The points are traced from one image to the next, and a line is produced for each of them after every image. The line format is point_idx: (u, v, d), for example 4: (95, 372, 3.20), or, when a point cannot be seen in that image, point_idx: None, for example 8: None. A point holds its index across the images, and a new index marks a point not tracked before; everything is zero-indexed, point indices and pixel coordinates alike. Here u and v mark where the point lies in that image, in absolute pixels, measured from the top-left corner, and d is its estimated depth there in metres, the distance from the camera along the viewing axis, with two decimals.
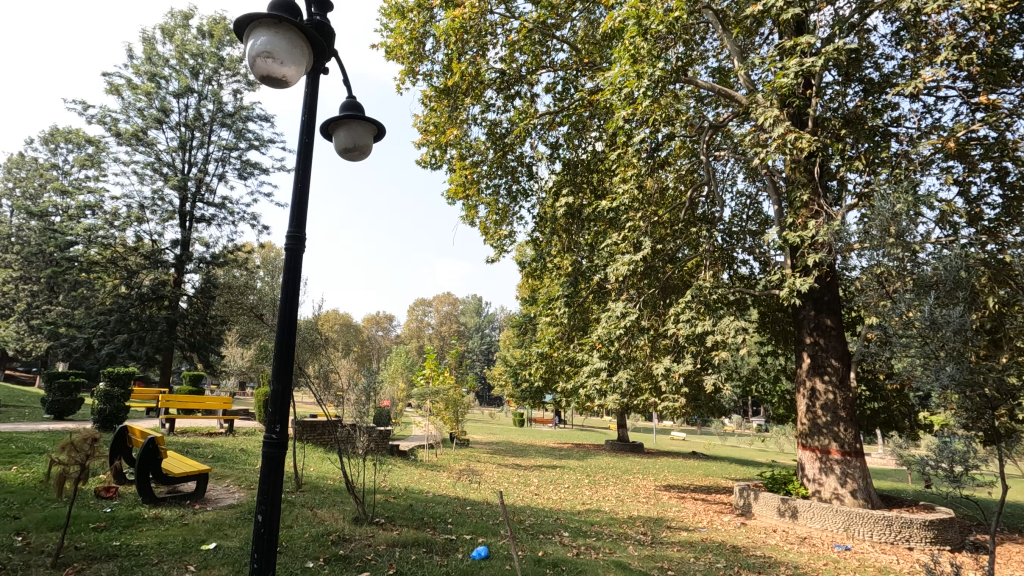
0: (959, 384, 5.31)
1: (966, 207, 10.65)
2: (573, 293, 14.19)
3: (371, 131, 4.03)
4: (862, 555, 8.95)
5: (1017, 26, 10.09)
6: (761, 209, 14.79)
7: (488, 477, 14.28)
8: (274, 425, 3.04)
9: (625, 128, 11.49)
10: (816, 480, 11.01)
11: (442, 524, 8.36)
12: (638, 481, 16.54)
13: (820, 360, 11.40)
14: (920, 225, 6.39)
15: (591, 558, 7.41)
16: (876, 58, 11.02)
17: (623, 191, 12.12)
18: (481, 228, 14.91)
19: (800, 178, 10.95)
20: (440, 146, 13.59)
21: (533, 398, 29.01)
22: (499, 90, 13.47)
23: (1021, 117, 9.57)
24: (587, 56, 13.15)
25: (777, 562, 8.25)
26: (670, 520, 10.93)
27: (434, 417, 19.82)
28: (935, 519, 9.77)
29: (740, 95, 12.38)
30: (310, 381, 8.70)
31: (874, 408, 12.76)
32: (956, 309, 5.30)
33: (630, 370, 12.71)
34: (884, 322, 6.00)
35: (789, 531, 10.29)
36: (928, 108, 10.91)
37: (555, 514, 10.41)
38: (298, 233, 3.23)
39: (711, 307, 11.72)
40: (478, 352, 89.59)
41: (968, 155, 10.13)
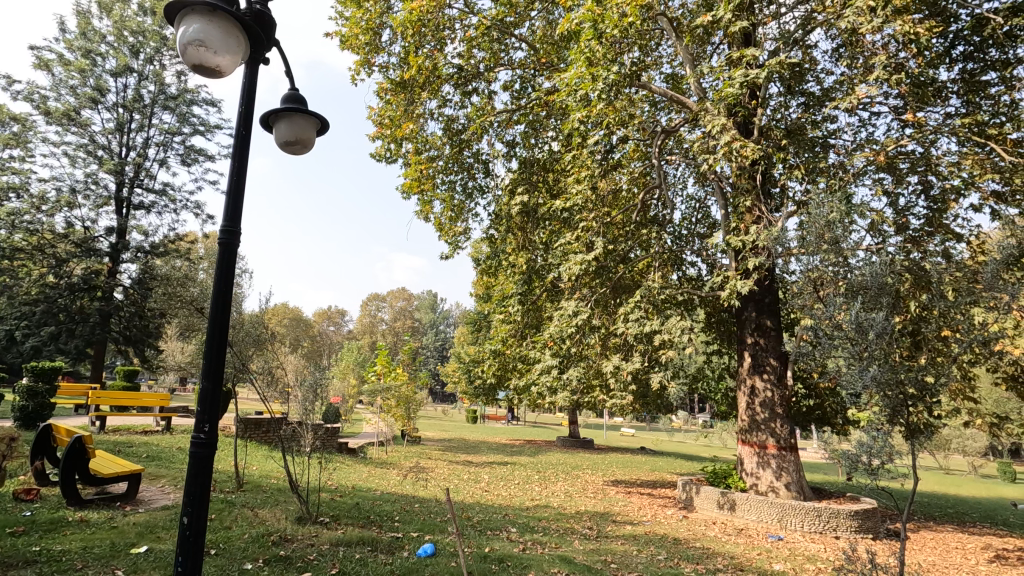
0: (880, 385, 5.73)
1: (895, 216, 11.38)
2: (527, 292, 14.32)
3: (315, 125, 3.93)
4: (792, 545, 9.44)
5: (942, 49, 10.82)
6: (710, 213, 15.31)
7: (439, 474, 14.22)
8: (202, 425, 2.92)
9: (580, 129, 11.64)
10: (754, 473, 11.55)
11: (388, 523, 8.28)
12: (587, 477, 16.83)
13: (760, 359, 11.94)
14: (851, 233, 6.79)
15: (536, 553, 7.51)
16: (817, 73, 11.62)
17: (577, 191, 12.32)
18: (436, 224, 14.78)
19: (744, 184, 11.44)
20: (396, 140, 13.33)
21: (486, 395, 29.07)
22: (456, 85, 13.42)
23: (944, 135, 10.30)
24: (545, 56, 13.30)
25: (714, 553, 8.60)
26: (616, 514, 11.22)
27: (386, 414, 19.23)
28: (860, 509, 10.40)
29: (691, 102, 12.80)
30: (253, 378, 8.46)
31: (809, 405, 13.46)
32: (879, 313, 5.74)
33: (580, 368, 12.92)
34: (815, 324, 6.38)
35: (727, 523, 10.75)
36: (863, 122, 11.60)
37: (504, 511, 10.46)
38: (232, 230, 3.12)
39: (659, 307, 12.08)
40: (431, 349, 88.75)
41: (897, 168, 10.82)
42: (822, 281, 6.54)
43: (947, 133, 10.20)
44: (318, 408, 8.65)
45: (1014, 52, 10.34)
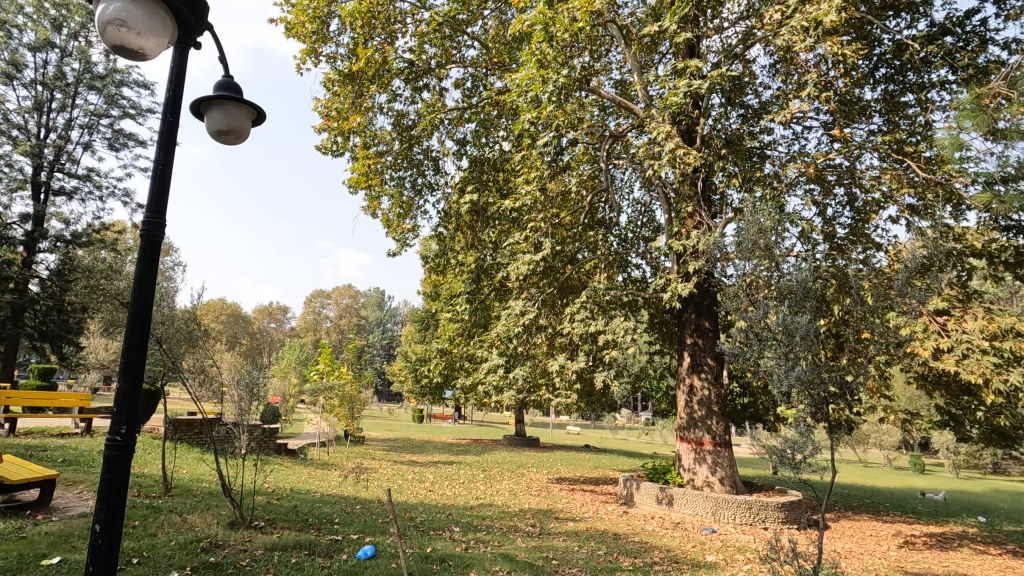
0: (803, 383, 6.22)
1: (823, 225, 12.09)
2: (475, 290, 14.17)
3: (250, 115, 3.77)
4: (725, 537, 9.88)
5: (868, 70, 11.58)
6: (654, 217, 15.75)
7: (381, 475, 13.98)
8: (118, 427, 2.75)
9: (530, 130, 11.71)
10: (691, 469, 12.02)
11: (328, 525, 8.08)
12: (531, 475, 16.99)
13: (698, 359, 12.40)
14: (783, 240, 7.17)
15: (479, 552, 7.52)
16: (756, 86, 12.18)
17: (526, 192, 12.39)
18: (383, 219, 14.52)
19: (686, 190, 11.86)
20: (343, 133, 12.96)
21: (433, 394, 28.83)
22: (407, 80, 13.23)
23: (868, 150, 11.03)
24: (497, 56, 13.34)
25: (652, 547, 8.88)
26: (559, 511, 11.38)
27: (328, 414, 18.71)
28: (787, 502, 11.01)
29: (638, 108, 13.16)
30: (184, 377, 8.01)
31: (743, 403, 14.12)
32: (803, 317, 6.26)
33: (527, 367, 12.97)
34: (749, 326, 6.71)
35: (665, 518, 11.13)
36: (796, 135, 12.26)
37: (447, 510, 10.39)
38: (156, 220, 2.96)
39: (604, 308, 12.37)
40: (378, 347, 87.16)
41: (825, 180, 11.49)
42: (756, 285, 6.85)
43: (870, 149, 10.95)
44: (255, 409, 8.30)
45: (929, 77, 11.20)
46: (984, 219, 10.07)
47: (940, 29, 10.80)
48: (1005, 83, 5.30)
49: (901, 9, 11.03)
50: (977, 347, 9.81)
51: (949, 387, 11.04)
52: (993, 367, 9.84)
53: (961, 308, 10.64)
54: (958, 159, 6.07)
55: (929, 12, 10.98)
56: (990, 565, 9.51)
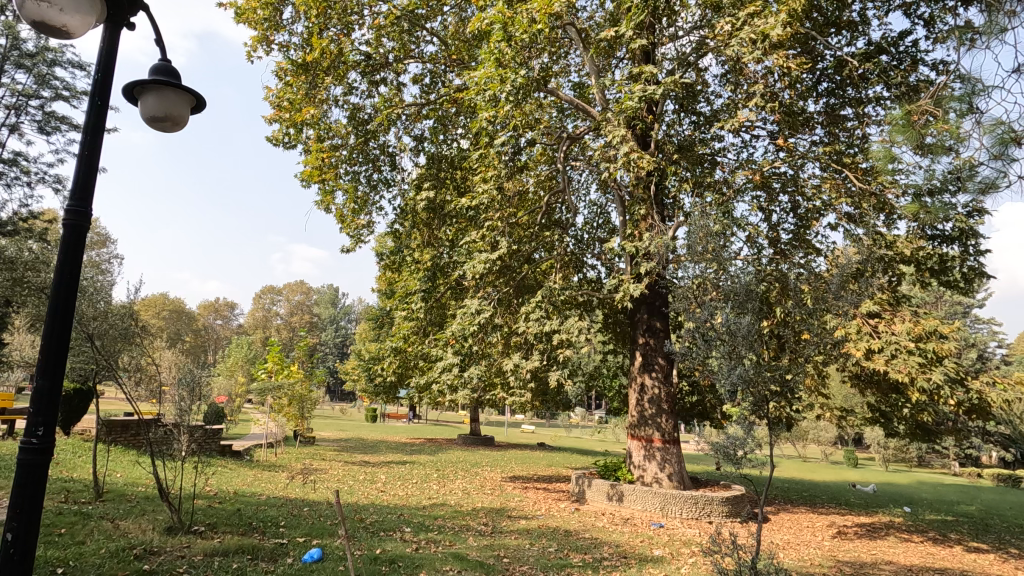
0: (745, 382, 6.47)
1: (768, 230, 12.61)
2: (431, 288, 14.05)
3: (188, 102, 3.62)
4: (672, 531, 10.17)
5: (811, 83, 12.15)
6: (609, 219, 16.02)
7: (331, 476, 13.69)
8: (34, 429, 2.58)
9: (488, 129, 11.69)
10: (641, 466, 12.31)
11: (272, 528, 7.83)
12: (485, 474, 17.00)
13: (649, 358, 12.70)
14: (730, 244, 7.43)
15: (430, 552, 7.46)
16: (708, 94, 12.57)
17: (483, 191, 12.36)
18: (337, 215, 14.20)
19: (640, 194, 12.14)
20: (296, 125, 12.59)
21: (386, 393, 28.44)
22: (363, 73, 12.99)
23: (810, 160, 11.57)
24: (456, 53, 13.26)
25: (602, 542, 9.05)
26: (511, 509, 11.44)
27: (276, 414, 18.16)
28: (731, 496, 11.43)
29: (595, 111, 13.36)
30: (117, 377, 7.57)
31: (692, 401, 14.56)
32: (745, 318, 6.54)
33: (481, 366, 12.94)
34: (696, 327, 6.93)
35: (615, 514, 11.35)
36: (745, 143, 12.72)
37: (398, 511, 10.27)
38: (82, 209, 2.82)
39: (558, 308, 12.51)
40: (330, 345, 85.18)
41: (771, 188, 11.98)
42: (704, 287, 7.08)
43: (812, 159, 11.49)
44: (196, 409, 7.91)
45: (866, 92, 11.85)
46: (913, 228, 10.73)
47: (877, 48, 11.46)
48: (931, 101, 5.67)
49: (842, 27, 11.63)
50: (904, 348, 10.46)
51: (880, 386, 11.73)
52: (919, 367, 10.51)
53: (891, 312, 11.32)
54: (889, 171, 6.45)
55: (867, 31, 11.62)
56: (913, 552, 10.16)
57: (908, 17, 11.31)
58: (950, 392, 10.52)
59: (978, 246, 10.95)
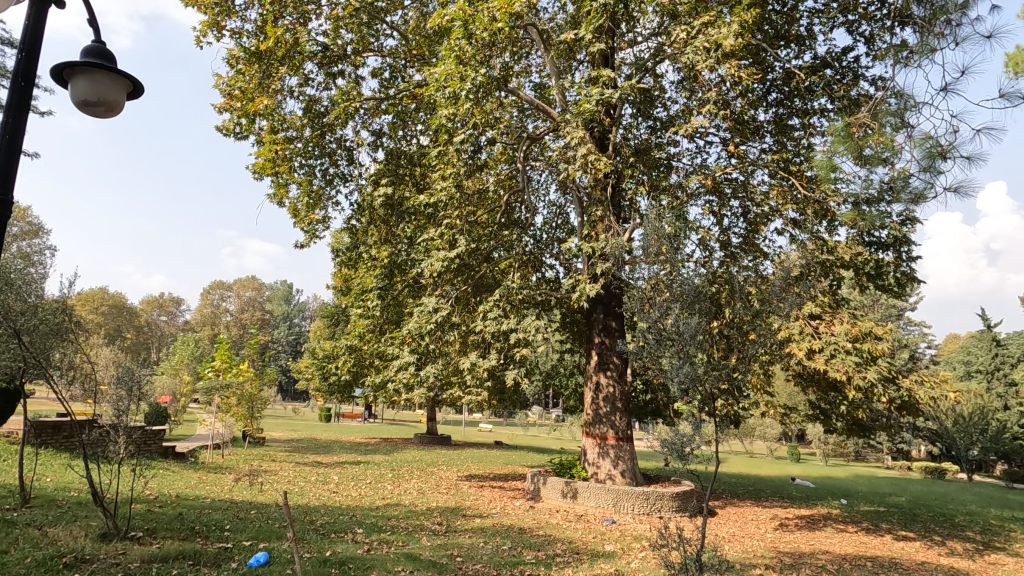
0: (693, 380, 6.68)
1: (720, 234, 13.03)
2: (388, 286, 13.84)
3: (124, 87, 3.46)
4: (623, 526, 10.38)
5: (762, 93, 12.60)
6: (568, 219, 16.18)
7: (281, 477, 13.31)
8: None
9: (448, 126, 11.62)
10: (595, 463, 12.52)
11: (216, 532, 7.56)
12: (441, 473, 16.90)
13: (605, 357, 12.92)
14: (683, 247, 7.63)
15: (381, 553, 7.36)
16: (665, 100, 12.87)
17: (441, 188, 12.27)
18: (291, 209, 13.81)
19: (598, 195, 12.35)
20: (248, 115, 12.15)
21: (341, 392, 27.89)
22: (320, 64, 12.66)
23: (760, 167, 12.02)
24: (416, 48, 13.11)
25: (555, 539, 9.15)
26: (466, 508, 11.42)
27: (223, 414, 17.50)
28: (681, 491, 11.76)
29: (555, 112, 13.48)
30: (46, 375, 7.10)
31: (646, 399, 14.89)
32: (693, 319, 6.76)
33: (438, 365, 12.84)
34: (650, 326, 7.09)
35: (569, 511, 11.50)
36: (699, 149, 13.10)
37: (350, 511, 10.10)
38: (6, 198, 2.66)
39: (516, 307, 12.57)
40: (283, 343, 82.85)
41: (723, 192, 12.39)
42: (658, 288, 7.26)
43: (762, 166, 11.95)
44: (135, 410, 7.51)
45: (811, 104, 12.40)
46: (852, 235, 11.32)
47: (822, 62, 12.02)
48: (869, 114, 5.99)
49: (790, 40, 12.11)
50: (842, 348, 11.02)
51: (820, 384, 12.32)
52: (856, 366, 11.09)
53: (831, 314, 11.90)
54: (831, 179, 6.78)
55: (814, 46, 12.16)
56: (848, 542, 10.72)
57: (850, 34, 11.90)
58: (883, 390, 11.15)
59: (910, 252, 11.63)
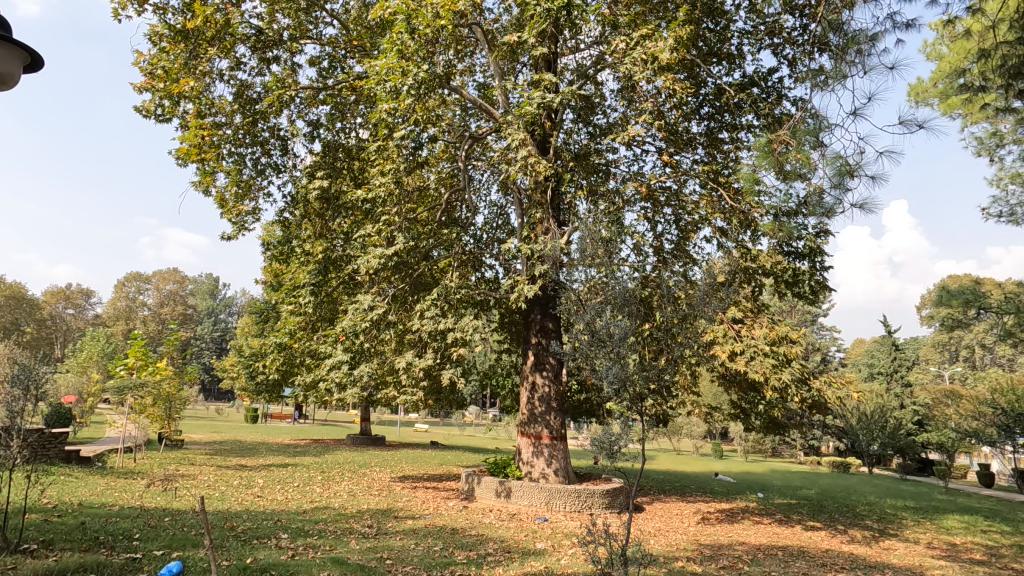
0: (623, 381, 6.91)
1: (653, 240, 13.51)
2: (321, 282, 13.39)
3: (21, 60, 3.17)
4: (554, 524, 10.57)
5: (695, 106, 13.16)
6: (509, 220, 16.26)
7: (201, 481, 12.60)
8: None
9: (387, 121, 11.41)
10: (529, 462, 12.67)
11: (124, 542, 7.05)
12: (373, 475, 16.52)
13: (541, 358, 13.10)
14: (616, 252, 7.87)
15: (307, 558, 7.14)
16: (604, 107, 13.22)
17: (379, 183, 12.02)
18: (218, 198, 13.09)
19: (538, 198, 12.51)
20: (171, 97, 11.39)
21: (270, 392, 26.74)
22: (253, 49, 12.10)
23: (691, 177, 12.57)
24: (357, 39, 12.78)
25: (487, 538, 9.18)
26: (398, 510, 11.23)
27: (137, 416, 16.35)
28: (611, 488, 12.10)
29: (497, 113, 13.51)
30: None
31: (580, 399, 15.22)
32: (623, 321, 6.99)
33: (373, 364, 12.56)
34: (583, 328, 7.26)
35: (502, 510, 11.57)
36: (636, 156, 13.53)
37: (275, 516, 9.69)
38: None
39: (454, 307, 12.50)
40: (207, 340, 78.42)
41: (657, 200, 12.86)
42: (593, 291, 7.44)
43: (693, 176, 12.50)
44: (33, 412, 6.87)
45: (739, 119, 13.10)
46: (773, 244, 12.05)
47: (750, 80, 12.73)
48: (788, 132, 6.39)
49: (722, 58, 12.73)
50: (761, 351, 11.72)
51: (741, 385, 13.03)
52: (772, 367, 11.82)
53: (752, 318, 12.62)
54: (754, 192, 7.18)
55: (742, 64, 12.84)
56: (762, 533, 11.41)
57: (775, 56, 12.67)
58: (796, 390, 11.96)
59: (823, 263, 12.52)
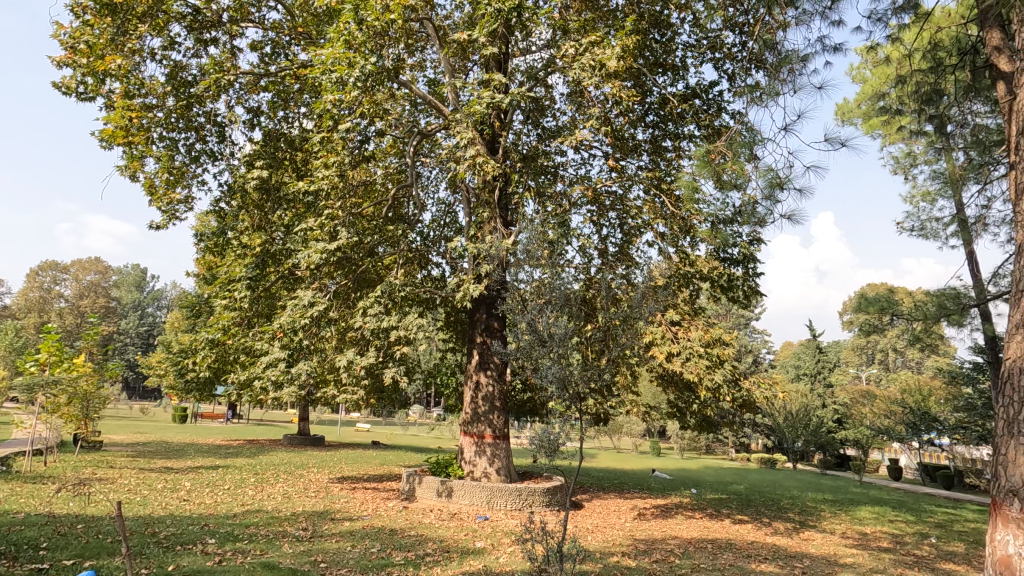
0: (562, 380, 7.03)
1: (598, 242, 13.80)
2: (258, 277, 12.87)
3: None
4: (495, 523, 10.60)
5: (641, 114, 13.52)
6: (456, 218, 16.18)
7: (120, 486, 11.82)
8: None
9: (333, 112, 11.09)
10: (471, 461, 12.66)
11: (28, 553, 6.51)
12: (310, 476, 16.04)
13: (485, 357, 13.10)
14: (561, 253, 7.98)
15: (235, 563, 6.85)
16: (554, 111, 13.39)
17: (323, 176, 11.66)
18: (146, 185, 12.32)
19: (485, 197, 12.51)
20: (95, 74, 10.61)
21: (201, 390, 25.43)
22: (189, 29, 11.47)
23: (635, 182, 12.92)
24: (303, 26, 12.37)
25: (426, 539, 9.10)
26: (335, 512, 10.95)
27: (49, 415, 15.16)
28: (552, 486, 12.27)
29: (447, 110, 13.41)
30: None
31: (524, 398, 15.35)
32: (564, 322, 7.11)
33: (312, 362, 12.18)
34: (526, 328, 7.32)
35: (443, 510, 11.50)
36: (583, 160, 13.77)
37: (202, 521, 9.22)
38: None
39: (398, 304, 12.30)
40: (132, 335, 73.64)
41: (602, 204, 13.13)
42: (538, 291, 7.51)
43: (637, 182, 12.87)
44: None
45: (682, 129, 13.59)
46: (710, 251, 12.57)
47: (692, 92, 13.23)
48: (726, 144, 6.67)
49: (667, 68, 13.15)
50: (696, 352, 12.20)
51: (678, 385, 13.52)
52: (706, 368, 12.34)
53: (689, 321, 13.10)
54: (693, 200, 7.45)
55: (686, 76, 13.30)
56: (694, 527, 11.88)
57: (716, 70, 13.22)
58: (727, 390, 12.53)
59: (755, 269, 13.18)
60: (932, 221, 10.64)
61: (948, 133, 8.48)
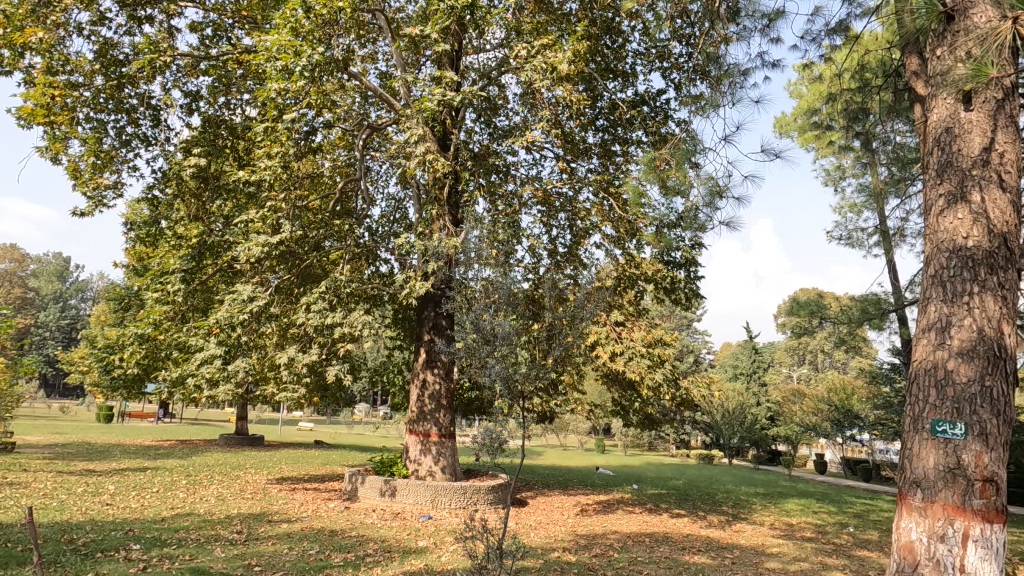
0: (506, 379, 7.07)
1: (547, 242, 13.96)
2: (194, 269, 12.31)
3: None
4: (438, 522, 10.56)
5: (591, 117, 13.76)
6: (406, 215, 15.99)
7: (34, 490, 11.02)
8: None
9: (277, 101, 10.72)
10: (416, 460, 12.55)
11: None
12: (247, 477, 15.45)
13: (433, 355, 13.01)
14: (509, 252, 8.02)
15: (161, 570, 6.52)
16: (507, 110, 13.43)
17: (265, 167, 11.26)
18: (70, 168, 11.53)
19: (435, 193, 12.39)
20: (13, 47, 9.82)
21: (129, 388, 24.00)
22: (122, 5, 10.81)
23: (584, 185, 13.15)
24: (247, 9, 11.88)
25: (367, 539, 8.96)
26: (273, 514, 10.62)
27: None
28: (496, 484, 12.35)
29: (399, 104, 13.22)
30: None
31: (471, 397, 15.52)
32: (509, 321, 7.17)
33: (250, 359, 11.72)
34: (473, 327, 7.30)
35: (385, 509, 11.36)
36: (535, 161, 13.89)
37: (127, 525, 8.73)
38: None
39: (342, 301, 12.01)
40: (53, 329, 68.57)
41: (552, 205, 13.29)
42: (485, 290, 7.52)
43: (586, 184, 13.12)
44: None
45: (631, 134, 13.92)
46: (655, 253, 12.95)
47: (641, 98, 13.60)
48: (670, 151, 6.88)
49: (618, 74, 13.44)
50: (638, 352, 12.56)
51: (621, 384, 13.88)
52: (648, 368, 12.71)
53: (633, 322, 13.46)
54: (639, 205, 7.64)
55: (635, 83, 13.64)
56: (633, 521, 12.25)
57: (664, 79, 13.64)
58: (667, 389, 12.94)
59: (697, 273, 13.69)
60: (857, 231, 11.37)
61: (875, 149, 9.04)
